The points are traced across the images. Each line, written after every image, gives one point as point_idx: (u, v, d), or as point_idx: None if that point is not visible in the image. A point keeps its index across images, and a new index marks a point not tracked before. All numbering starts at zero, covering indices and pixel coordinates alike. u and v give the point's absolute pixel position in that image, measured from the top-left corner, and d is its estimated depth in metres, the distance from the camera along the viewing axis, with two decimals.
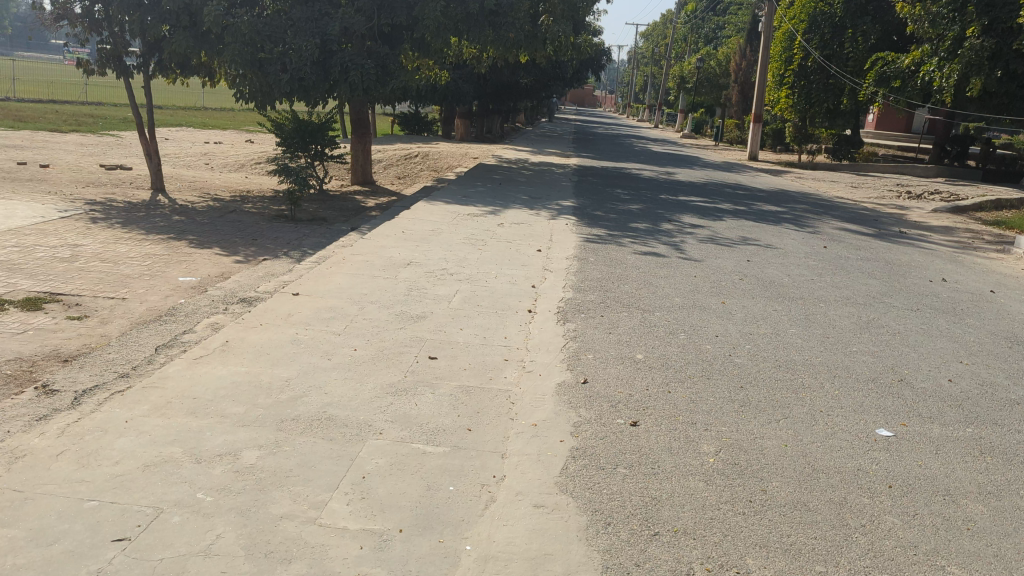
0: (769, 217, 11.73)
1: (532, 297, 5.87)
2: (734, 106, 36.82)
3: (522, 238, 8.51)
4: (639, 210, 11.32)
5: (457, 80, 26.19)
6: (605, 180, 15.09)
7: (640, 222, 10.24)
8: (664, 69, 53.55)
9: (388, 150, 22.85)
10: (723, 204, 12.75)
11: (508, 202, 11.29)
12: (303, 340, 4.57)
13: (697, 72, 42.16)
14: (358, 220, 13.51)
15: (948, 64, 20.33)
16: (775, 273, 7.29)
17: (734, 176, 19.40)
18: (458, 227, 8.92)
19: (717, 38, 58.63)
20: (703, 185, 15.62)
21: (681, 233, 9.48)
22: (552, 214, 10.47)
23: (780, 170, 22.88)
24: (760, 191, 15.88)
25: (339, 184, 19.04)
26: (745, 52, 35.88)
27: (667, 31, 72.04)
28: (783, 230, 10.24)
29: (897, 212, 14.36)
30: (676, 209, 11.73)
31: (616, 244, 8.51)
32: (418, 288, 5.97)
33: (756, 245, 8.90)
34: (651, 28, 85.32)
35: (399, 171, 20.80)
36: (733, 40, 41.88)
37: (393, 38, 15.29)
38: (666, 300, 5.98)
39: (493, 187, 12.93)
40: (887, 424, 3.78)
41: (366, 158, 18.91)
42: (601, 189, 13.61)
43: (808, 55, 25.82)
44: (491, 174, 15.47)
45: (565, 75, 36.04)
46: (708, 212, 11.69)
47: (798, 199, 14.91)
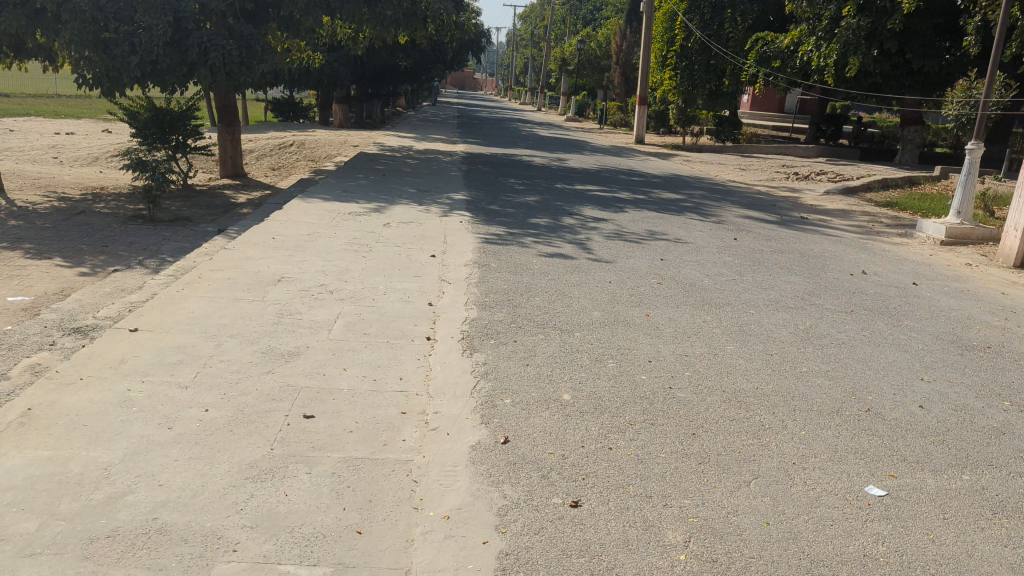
0: (670, 205, 11.21)
1: (430, 320, 4.99)
2: (616, 88, 36.71)
3: (412, 241, 7.59)
4: (536, 202, 10.58)
5: (333, 64, 24.73)
6: (496, 169, 14.27)
7: (538, 216, 9.50)
8: (544, 52, 53.22)
9: (261, 139, 21.28)
10: (620, 192, 12.18)
11: (393, 196, 10.33)
12: (136, 403, 3.51)
13: (578, 54, 41.86)
14: (228, 220, 12.20)
15: (826, 43, 20.68)
16: (692, 273, 6.66)
17: (625, 160, 18.99)
18: (338, 229, 7.91)
19: (595, 21, 58.84)
20: (597, 172, 15.04)
21: (584, 228, 8.79)
22: (443, 210, 9.56)
23: (668, 153, 22.71)
24: (654, 176, 15.46)
25: (206, 177, 17.47)
26: (625, 34, 35.74)
27: (545, 14, 71.90)
28: (687, 221, 9.73)
29: (791, 194, 14.20)
30: (574, 200, 11.06)
31: (516, 243, 7.73)
32: (290, 315, 4.96)
33: (664, 240, 8.31)
34: (530, 10, 84.89)
35: (273, 162, 19.33)
36: (613, 22, 41.77)
37: (258, 17, 13.92)
38: (583, 315, 5.22)
39: (377, 180, 11.90)
40: (874, 478, 3.12)
41: (236, 149, 17.42)
42: (493, 179, 12.79)
43: (689, 35, 25.65)
44: (373, 165, 14.40)
45: (446, 57, 34.94)
46: (608, 201, 11.09)
47: (694, 183, 14.56)
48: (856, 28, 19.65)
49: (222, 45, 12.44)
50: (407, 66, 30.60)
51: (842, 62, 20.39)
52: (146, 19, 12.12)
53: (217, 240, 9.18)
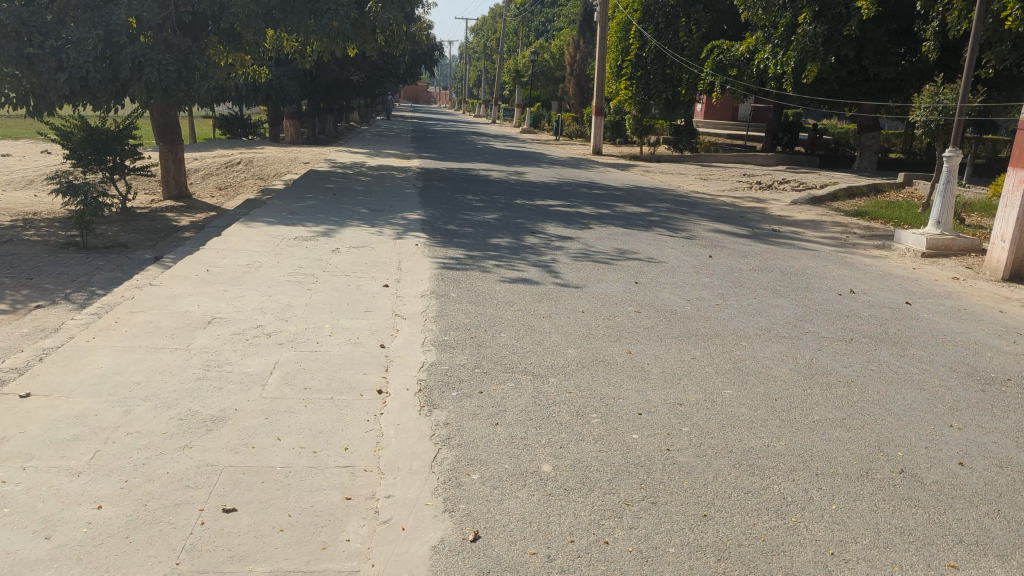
0: (638, 220, 10.65)
1: (383, 367, 4.32)
2: (571, 99, 36.29)
3: (363, 268, 6.89)
4: (497, 220, 9.93)
5: (280, 78, 23.82)
6: (453, 185, 13.60)
7: (501, 235, 8.85)
8: (496, 63, 52.73)
9: (205, 157, 20.31)
10: (585, 208, 11.58)
11: (343, 218, 9.59)
12: (8, 503, 2.78)
13: (531, 66, 41.38)
14: (167, 245, 11.33)
15: (783, 50, 20.46)
16: (673, 299, 6.08)
17: (585, 173, 18.47)
18: (280, 256, 7.17)
19: (547, 32, 58.70)
20: (557, 186, 14.46)
21: (551, 248, 8.18)
22: (397, 232, 8.86)
23: (628, 164, 22.26)
24: (616, 188, 14.93)
25: (148, 199, 16.52)
26: (578, 45, 35.34)
27: (496, 25, 71.57)
28: (658, 237, 9.18)
29: (758, 205, 13.79)
30: (537, 217, 10.42)
31: (477, 267, 7.08)
32: (217, 366, 4.24)
33: (637, 259, 7.72)
34: (480, 22, 84.45)
35: (219, 181, 18.40)
36: (565, 33, 41.47)
37: (197, 29, 13.07)
38: (558, 356, 4.60)
39: (327, 200, 11.15)
40: (933, 569, 2.57)
41: (179, 169, 16.50)
42: (450, 196, 12.12)
43: (644, 44, 25.22)
44: (323, 183, 13.63)
45: (398, 69, 34.15)
46: (572, 218, 10.48)
47: (658, 196, 14.03)
48: (813, 34, 19.42)
49: (157, 59, 11.59)
50: (358, 79, 29.77)
51: (800, 69, 20.14)
52: (74, 32, 11.19)
53: (150, 271, 8.34)
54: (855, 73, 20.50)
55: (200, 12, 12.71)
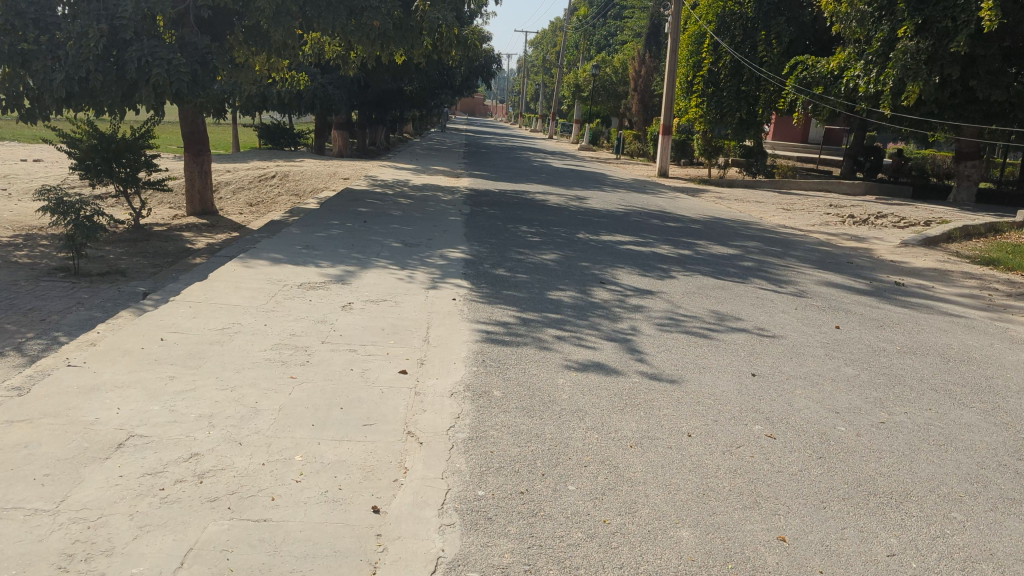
0: (725, 264, 8.78)
1: (367, 572, 2.50)
2: (633, 116, 34.32)
3: (379, 336, 5.12)
4: (556, 262, 8.13)
5: (326, 86, 22.37)
6: (504, 212, 11.87)
7: (560, 284, 7.05)
8: (557, 78, 51.04)
9: (239, 169, 18.97)
10: (659, 245, 9.73)
11: (368, 255, 7.90)
12: None
13: (592, 80, 39.51)
14: (170, 273, 9.86)
15: (878, 67, 18.37)
16: (813, 411, 4.17)
17: (652, 199, 16.61)
18: (272, 314, 5.45)
19: (610, 47, 56.83)
20: (623, 215, 12.66)
21: (628, 307, 6.34)
22: (432, 276, 7.14)
23: (696, 189, 20.31)
24: (690, 219, 13.06)
25: (170, 215, 15.23)
26: (643, 59, 33.48)
27: (557, 41, 69.94)
28: (759, 292, 7.29)
29: (859, 245, 11.76)
30: (605, 257, 8.62)
31: (533, 338, 5.27)
32: (85, 560, 2.48)
33: (743, 331, 5.82)
34: (541, 35, 82.64)
35: (250, 197, 17.01)
36: (629, 47, 39.63)
37: (221, 26, 11.64)
38: (665, 546, 2.73)
39: (357, 228, 9.52)
40: None
41: (203, 183, 15.23)
42: (500, 228, 10.37)
43: (719, 58, 23.32)
44: (357, 204, 12.02)
45: (453, 81, 32.71)
46: (645, 259, 8.65)
47: (742, 231, 12.08)
48: (916, 51, 17.29)
49: (167, 58, 10.16)
50: (410, 89, 28.40)
51: (899, 89, 18.01)
52: (74, 25, 9.86)
53: (124, 316, 6.80)
54: (958, 95, 18.28)
55: (222, 7, 11.29)
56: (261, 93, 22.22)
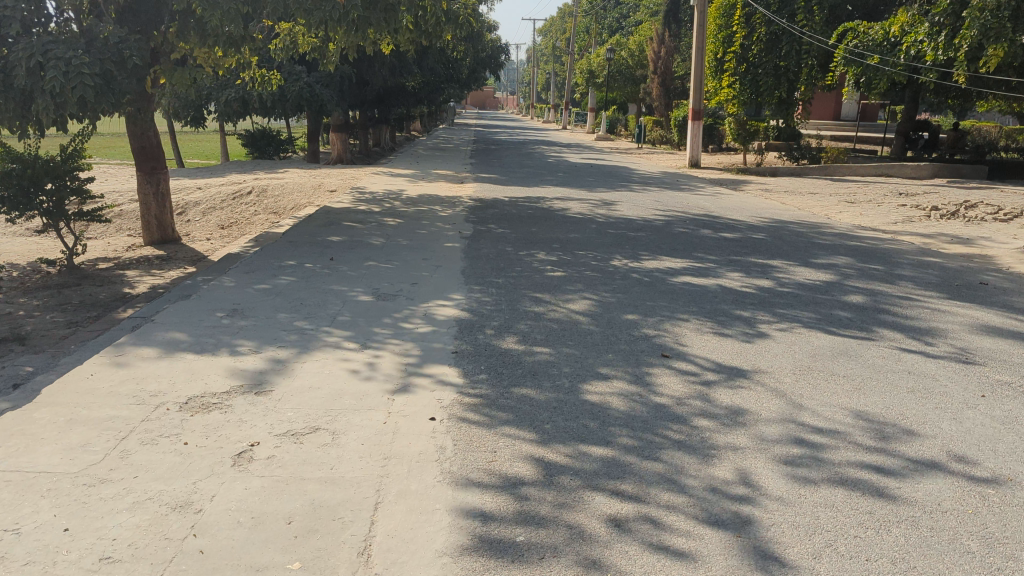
0: (824, 301, 6.28)
1: None
2: (653, 102, 31.71)
3: (275, 549, 2.68)
4: (588, 319, 5.66)
5: (313, 85, 19.98)
6: (516, 232, 9.42)
7: (601, 367, 4.59)
8: (569, 64, 48.32)
9: (213, 185, 16.69)
10: (725, 275, 7.23)
11: (318, 322, 5.49)
12: None
13: (606, 65, 36.88)
14: (79, 338, 7.52)
15: (948, 30, 15.91)
16: None
17: (689, 198, 14.09)
18: (94, 495, 3.02)
19: (624, 28, 53.94)
20: (663, 225, 10.17)
21: (719, 417, 3.87)
22: (405, 362, 4.68)
23: (736, 181, 17.74)
24: (746, 224, 10.52)
25: (124, 248, 12.99)
26: (661, 39, 30.79)
27: (566, 25, 67.03)
28: (903, 360, 4.78)
29: (971, 252, 9.20)
30: (658, 302, 6.16)
31: (571, 529, 2.82)
32: None
33: (940, 470, 3.30)
34: (550, 21, 79.61)
35: (221, 220, 14.70)
36: (645, 27, 36.95)
37: (149, 16, 9.29)
38: None
39: (317, 271, 7.12)
40: None
41: (160, 206, 13.01)
42: (510, 258, 7.94)
43: (752, 31, 20.82)
44: (332, 227, 9.65)
45: (458, 73, 30.22)
46: (713, 302, 6.17)
47: (818, 241, 9.55)
48: (996, 7, 14.69)
49: (65, 57, 7.79)
50: (411, 84, 26.02)
51: (974, 54, 15.47)
52: None
53: None
54: None
55: None
56: (241, 96, 19.93)
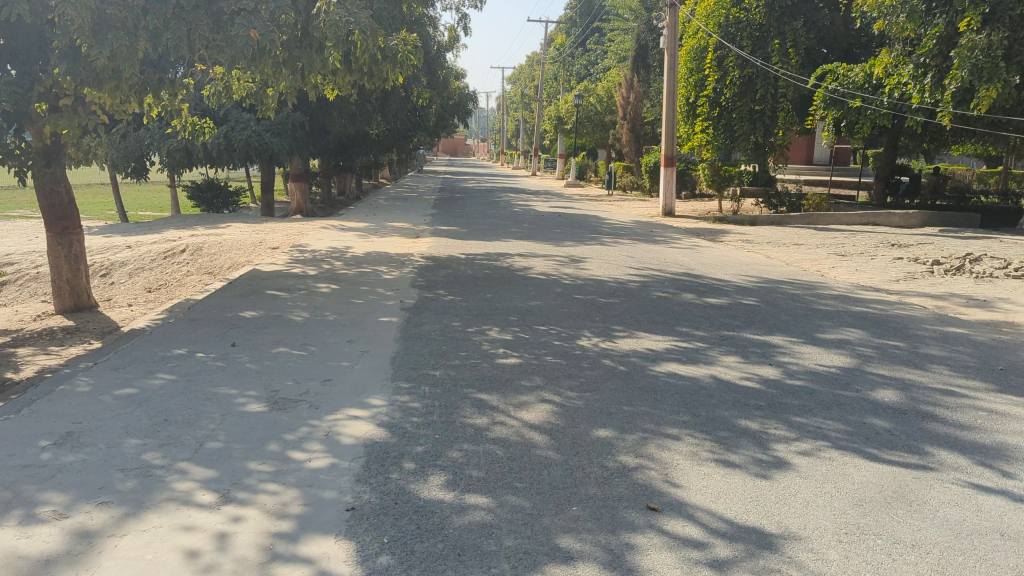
0: (851, 403, 4.90)
1: None
2: (624, 147, 30.75)
3: None
4: (547, 439, 4.21)
5: (262, 133, 18.59)
6: (467, 302, 8.01)
7: (561, 536, 3.14)
8: (537, 110, 47.61)
9: (144, 244, 15.18)
10: (718, 360, 5.85)
11: (177, 454, 4.00)
12: None
13: (575, 111, 36.03)
14: None
15: (934, 70, 15.01)
16: None
17: (666, 252, 12.79)
18: None
19: (592, 73, 53.54)
20: (640, 289, 8.82)
21: None
22: (274, 533, 3.19)
23: (715, 232, 16.54)
24: (733, 286, 9.21)
25: (33, 316, 11.27)
26: (631, 83, 29.96)
27: (534, 72, 66.66)
28: (989, 512, 3.38)
29: (997, 318, 7.93)
30: (637, 407, 4.75)
31: None
32: None
33: None
34: (519, 69, 79.36)
35: (148, 283, 13.15)
36: (613, 72, 36.28)
37: (28, 54, 7.87)
38: None
39: (207, 364, 5.64)
40: None
41: (72, 270, 11.11)
42: (455, 337, 6.52)
43: (725, 74, 19.90)
44: (250, 298, 8.18)
45: (422, 120, 29.07)
46: (708, 406, 4.77)
47: (819, 308, 8.23)
48: (986, 46, 13.78)
49: None
50: (373, 131, 24.80)
51: (962, 96, 14.54)
52: None
53: None
54: None
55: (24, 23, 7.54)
56: (184, 145, 18.52)
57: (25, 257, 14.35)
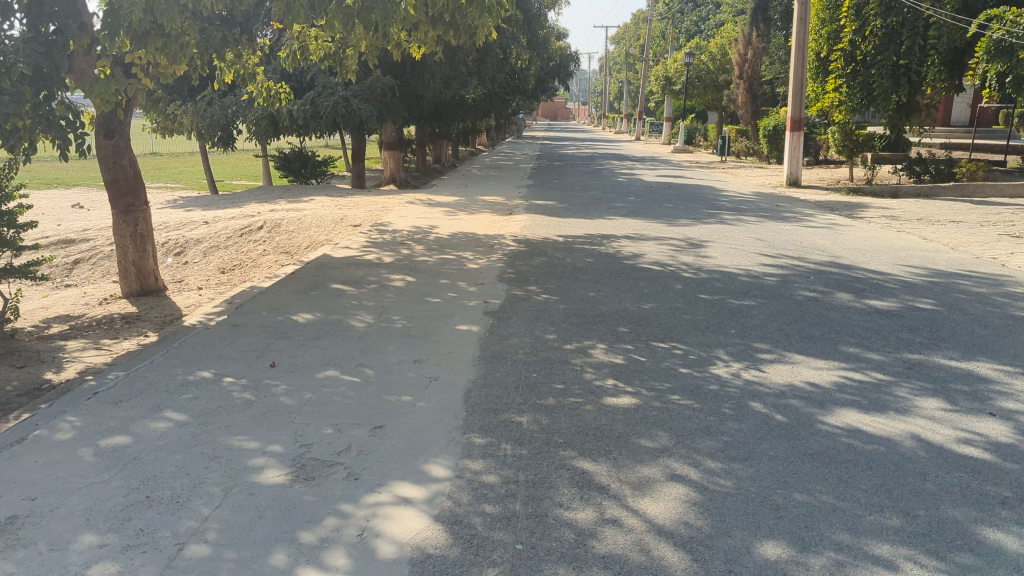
0: None
1: None
2: (738, 109, 28.47)
3: None
4: (687, 565, 2.74)
5: (350, 99, 17.43)
6: (565, 306, 6.59)
7: None
8: (644, 72, 45.30)
9: (221, 221, 14.41)
10: (913, 406, 4.21)
11: (139, 570, 2.73)
12: None
13: (684, 71, 33.75)
14: None
15: None
16: None
17: (797, 234, 11.00)
18: None
19: (702, 30, 50.58)
20: (779, 288, 7.19)
21: None
22: None
23: (849, 206, 14.51)
24: (897, 286, 7.44)
25: (99, 299, 10.45)
26: (747, 39, 27.59)
27: (640, 32, 63.84)
28: None
29: None
30: (817, 495, 3.22)
31: None
32: None
33: None
34: (624, 28, 76.43)
35: (222, 262, 12.28)
36: (727, 28, 33.77)
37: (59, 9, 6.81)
38: None
39: (232, 395, 4.42)
40: None
41: (139, 251, 9.86)
42: (549, 359, 5.11)
43: (863, 25, 17.64)
44: (311, 297, 6.98)
45: (522, 84, 27.57)
46: (925, 495, 3.20)
47: (1019, 317, 6.39)
48: None
49: None
50: (470, 94, 23.41)
51: None
52: None
53: None
54: None
55: None
56: (270, 113, 17.61)
57: (102, 233, 13.76)
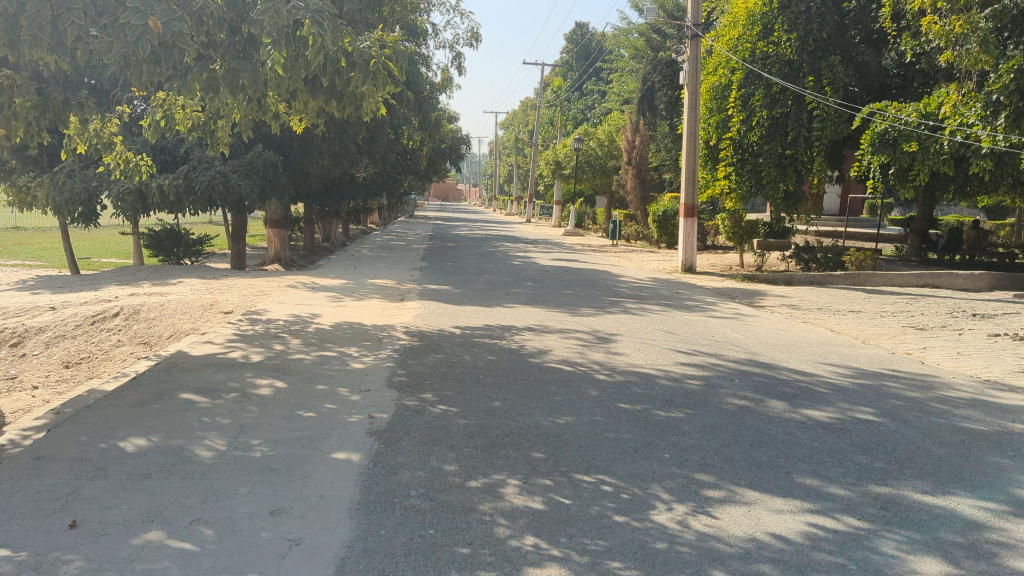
0: None
1: None
2: (628, 194, 28.61)
3: None
4: None
5: (228, 174, 16.09)
6: (464, 421, 5.52)
7: None
8: (535, 155, 45.73)
9: (71, 306, 12.65)
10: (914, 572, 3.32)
11: None
12: None
13: (574, 155, 34.01)
14: None
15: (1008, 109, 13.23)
16: None
17: (706, 325, 10.38)
18: None
19: (590, 117, 51.87)
20: (706, 395, 6.36)
21: None
22: None
23: (750, 295, 14.18)
24: (828, 390, 6.75)
25: None
26: (636, 126, 27.99)
27: (530, 117, 65.10)
28: None
29: None
30: None
31: None
32: None
33: None
34: (514, 113, 77.86)
35: (66, 355, 10.54)
36: (615, 115, 34.45)
37: None
38: None
39: None
40: None
41: None
42: (450, 504, 4.01)
43: (751, 115, 17.84)
44: (151, 414, 5.63)
45: (413, 164, 26.83)
46: None
47: (969, 429, 5.75)
48: None
49: None
50: (359, 172, 22.40)
51: None
52: None
53: None
54: None
55: None
56: (138, 187, 16.02)
57: None
